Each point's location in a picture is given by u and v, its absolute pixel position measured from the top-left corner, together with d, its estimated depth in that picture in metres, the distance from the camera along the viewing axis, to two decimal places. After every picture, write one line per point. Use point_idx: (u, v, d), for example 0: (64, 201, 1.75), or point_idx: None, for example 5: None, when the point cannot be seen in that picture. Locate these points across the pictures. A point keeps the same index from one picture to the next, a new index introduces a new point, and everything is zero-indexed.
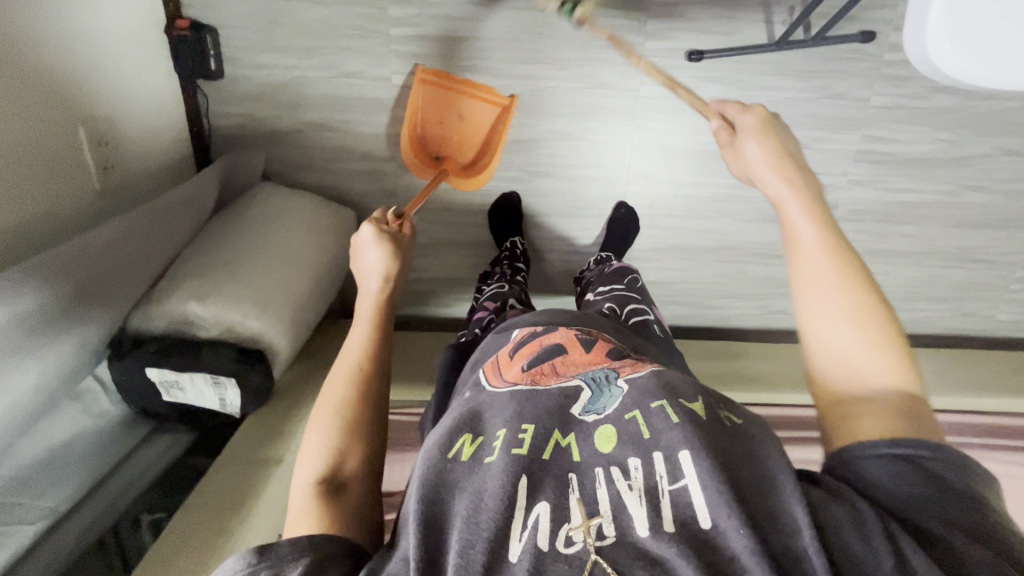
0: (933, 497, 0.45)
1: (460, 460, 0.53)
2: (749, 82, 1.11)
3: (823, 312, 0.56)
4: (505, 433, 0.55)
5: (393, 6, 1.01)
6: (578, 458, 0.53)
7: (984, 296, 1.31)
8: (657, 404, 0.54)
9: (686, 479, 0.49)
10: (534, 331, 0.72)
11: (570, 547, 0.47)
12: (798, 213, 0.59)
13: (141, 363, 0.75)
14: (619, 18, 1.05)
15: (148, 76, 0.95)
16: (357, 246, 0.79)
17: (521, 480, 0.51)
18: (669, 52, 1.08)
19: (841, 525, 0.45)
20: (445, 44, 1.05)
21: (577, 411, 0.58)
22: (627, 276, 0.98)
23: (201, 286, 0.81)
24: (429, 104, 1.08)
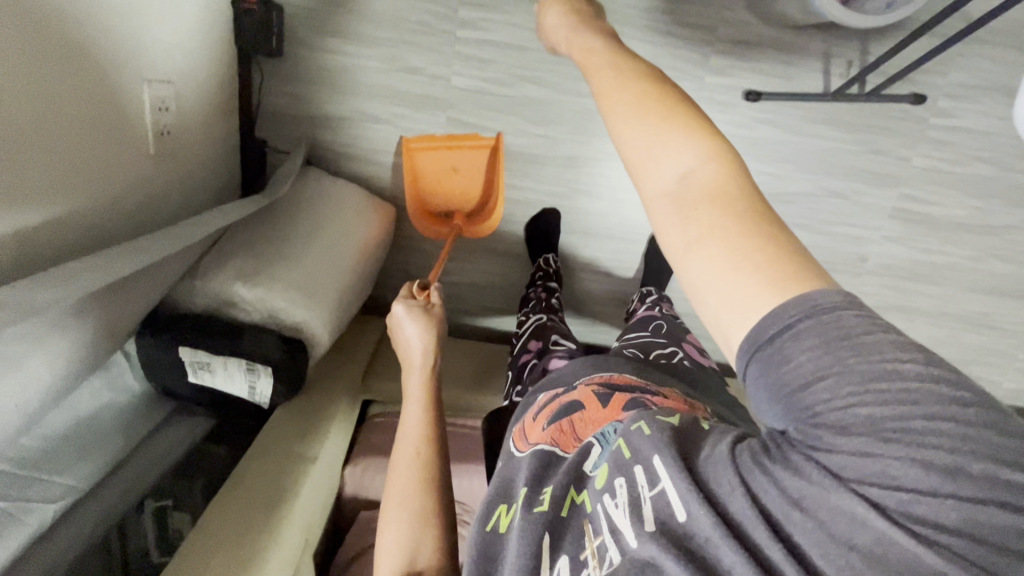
0: (804, 402, 0.32)
1: (495, 532, 0.55)
2: (800, 128, 1.13)
3: (655, 159, 0.38)
4: (525, 491, 0.55)
5: (464, 7, 1.00)
6: (591, 505, 0.52)
7: (993, 363, 1.34)
8: (633, 424, 0.50)
9: (662, 483, 0.44)
10: (554, 395, 0.73)
11: None
12: (599, 63, 0.44)
13: (177, 341, 0.72)
14: (685, 49, 1.05)
15: (214, 41, 0.89)
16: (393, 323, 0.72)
17: (545, 536, 0.51)
18: (727, 90, 1.09)
19: (763, 481, 0.37)
20: (509, 51, 1.04)
21: (586, 468, 0.56)
22: (653, 324, 1.02)
23: (248, 267, 0.78)
24: (422, 163, 1.08)
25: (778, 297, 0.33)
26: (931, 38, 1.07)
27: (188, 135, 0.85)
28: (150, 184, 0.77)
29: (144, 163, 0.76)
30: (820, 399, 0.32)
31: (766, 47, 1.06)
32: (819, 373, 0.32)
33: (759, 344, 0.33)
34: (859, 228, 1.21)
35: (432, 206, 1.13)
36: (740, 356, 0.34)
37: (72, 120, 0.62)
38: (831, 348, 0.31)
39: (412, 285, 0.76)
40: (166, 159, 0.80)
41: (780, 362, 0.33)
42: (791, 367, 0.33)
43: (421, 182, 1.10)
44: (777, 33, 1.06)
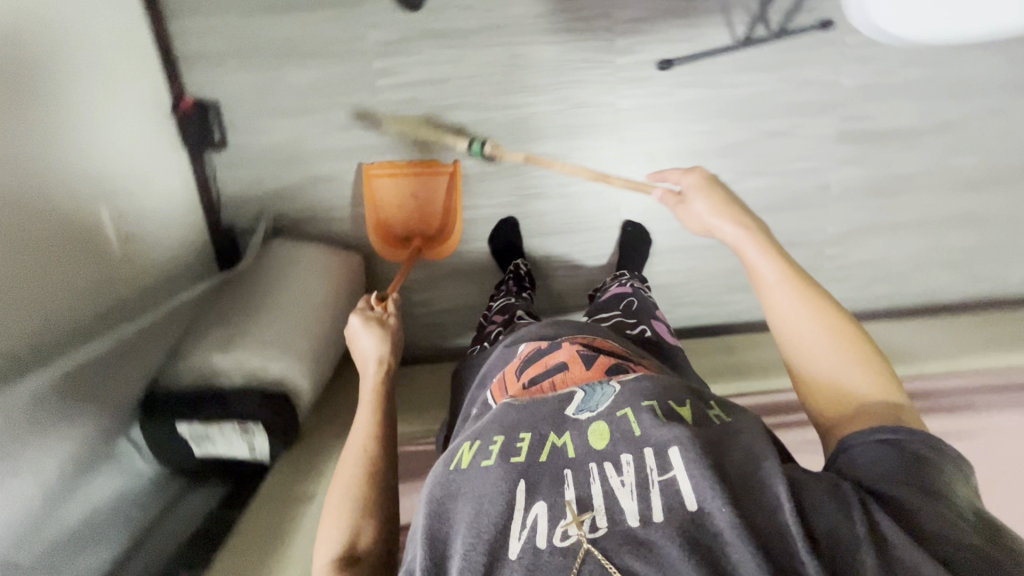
0: (899, 471, 0.49)
1: (462, 471, 0.57)
2: (722, 81, 1.16)
3: (800, 330, 0.61)
4: (501, 440, 0.58)
5: (376, 58, 1.08)
6: (574, 454, 0.56)
7: (993, 257, 1.31)
8: (645, 406, 0.58)
9: (674, 471, 0.51)
10: (540, 347, 0.77)
11: (564, 539, 0.49)
12: (757, 257, 0.66)
13: (173, 419, 0.78)
14: (592, 37, 1.10)
15: (162, 149, 0.99)
16: (351, 335, 0.78)
17: (519, 482, 0.53)
18: (641, 66, 1.13)
19: (826, 507, 0.47)
20: (428, 86, 1.10)
21: (570, 411, 0.60)
22: (624, 301, 1.03)
23: (224, 338, 0.85)
24: (383, 190, 1.16)
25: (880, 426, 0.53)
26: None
27: (153, 235, 0.94)
28: (129, 284, 0.86)
29: (116, 267, 0.84)
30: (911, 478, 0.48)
31: (667, 16, 1.10)
32: (915, 464, 0.49)
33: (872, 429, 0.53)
34: (812, 159, 1.22)
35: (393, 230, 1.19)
36: (851, 442, 0.52)
37: (40, 242, 0.71)
38: (933, 457, 0.50)
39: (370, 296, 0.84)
40: (136, 259, 0.88)
41: (895, 447, 0.50)
42: (900, 451, 0.50)
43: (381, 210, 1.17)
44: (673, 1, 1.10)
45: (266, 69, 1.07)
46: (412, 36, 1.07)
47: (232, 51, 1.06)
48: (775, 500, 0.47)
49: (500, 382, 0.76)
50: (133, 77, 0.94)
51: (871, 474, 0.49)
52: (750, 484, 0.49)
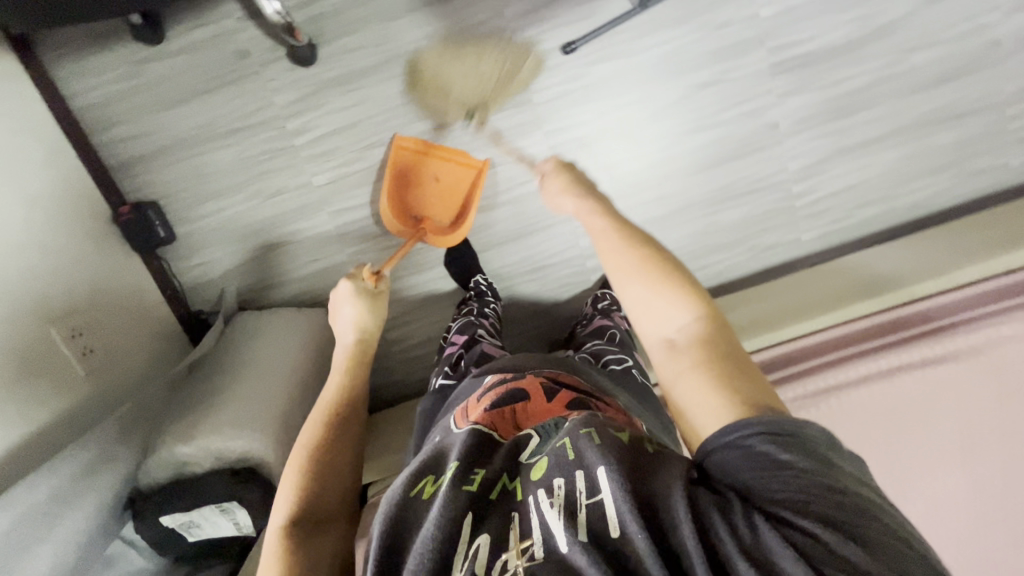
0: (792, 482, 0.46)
1: (420, 498, 0.57)
2: (635, 47, 1.11)
3: (652, 313, 0.65)
4: (458, 464, 0.58)
5: (289, 120, 1.10)
6: (521, 495, 0.56)
7: (985, 149, 1.20)
8: (583, 431, 0.57)
9: (602, 494, 0.51)
10: (504, 379, 0.78)
11: (503, 575, 0.48)
12: (613, 251, 0.72)
13: (154, 514, 0.81)
14: (490, 44, 1.08)
15: (111, 260, 1.03)
16: (335, 300, 0.97)
17: (468, 512, 0.53)
18: (546, 56, 1.10)
19: (715, 523, 0.45)
20: (346, 133, 1.12)
21: (522, 457, 0.61)
22: (607, 333, 1.05)
23: (184, 428, 0.86)
24: (400, 169, 1.14)
25: (722, 405, 0.54)
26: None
27: (114, 344, 0.98)
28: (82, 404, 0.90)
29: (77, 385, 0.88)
30: (794, 490, 0.45)
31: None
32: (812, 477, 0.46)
33: (771, 433, 0.49)
34: (753, 100, 1.15)
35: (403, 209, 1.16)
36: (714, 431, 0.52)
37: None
38: (830, 463, 0.47)
39: (366, 271, 1.02)
40: (96, 373, 0.92)
41: (763, 457, 0.48)
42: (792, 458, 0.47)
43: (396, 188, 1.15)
44: None
45: (189, 158, 1.10)
46: (317, 92, 1.09)
47: (155, 150, 1.09)
48: (676, 520, 0.46)
49: (464, 408, 0.74)
50: (70, 202, 0.99)
51: (749, 483, 0.48)
52: (661, 499, 0.48)
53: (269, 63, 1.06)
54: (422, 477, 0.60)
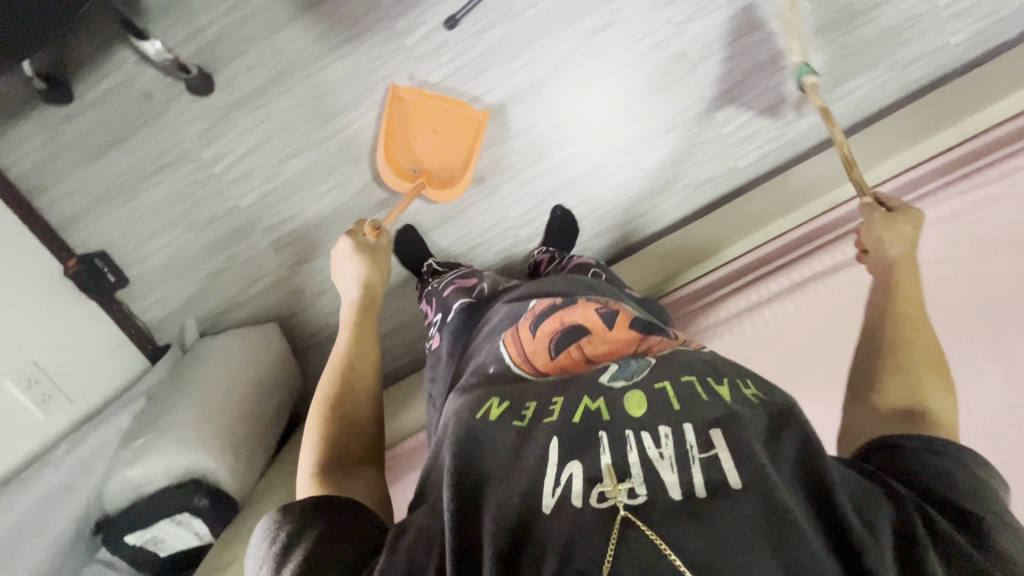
0: (948, 481, 0.54)
1: (487, 419, 0.58)
2: (519, 7, 1.10)
3: (911, 360, 0.66)
4: (536, 402, 0.61)
5: (205, 150, 1.15)
6: (609, 418, 0.58)
7: (918, 34, 1.11)
8: (686, 380, 0.61)
9: (717, 449, 0.53)
10: (556, 305, 0.75)
11: (601, 502, 0.51)
12: (912, 295, 0.71)
13: (118, 536, 0.89)
14: (375, 35, 1.09)
15: (65, 309, 1.10)
16: (339, 257, 0.99)
17: (553, 441, 0.56)
18: (432, 35, 1.10)
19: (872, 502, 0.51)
20: (260, 151, 1.16)
21: (605, 379, 0.62)
22: (590, 271, 0.99)
23: (133, 451, 0.92)
24: (408, 122, 1.14)
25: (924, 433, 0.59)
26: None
27: (72, 386, 1.05)
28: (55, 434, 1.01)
29: (24, 430, 0.96)
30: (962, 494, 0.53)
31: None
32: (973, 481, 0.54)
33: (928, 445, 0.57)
34: (654, 34, 1.12)
35: (401, 164, 1.16)
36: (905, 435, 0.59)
37: None
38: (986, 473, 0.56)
39: (366, 225, 1.02)
40: (48, 416, 1.00)
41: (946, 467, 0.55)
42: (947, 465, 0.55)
43: (392, 143, 1.15)
44: None
45: (125, 204, 1.18)
46: (225, 117, 1.13)
47: (93, 202, 1.17)
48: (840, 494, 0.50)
49: (517, 341, 0.71)
50: (23, 260, 1.07)
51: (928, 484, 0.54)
52: (819, 466, 0.52)
53: (174, 98, 1.12)
54: (488, 399, 0.61)
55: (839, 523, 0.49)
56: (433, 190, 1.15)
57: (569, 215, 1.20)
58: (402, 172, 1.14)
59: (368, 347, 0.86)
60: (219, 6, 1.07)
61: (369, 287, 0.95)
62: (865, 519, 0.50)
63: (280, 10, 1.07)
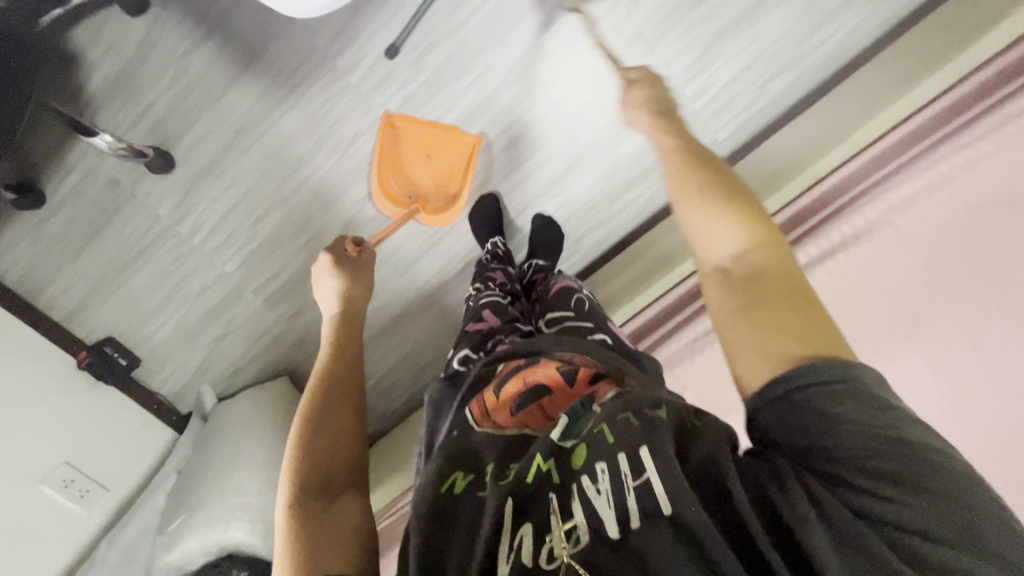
0: (833, 431, 0.43)
1: (451, 495, 0.56)
2: (457, 20, 1.04)
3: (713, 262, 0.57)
4: (493, 465, 0.58)
5: (180, 224, 1.16)
6: (559, 479, 0.55)
7: None
8: (622, 415, 0.56)
9: (647, 471, 0.50)
10: (518, 362, 0.71)
11: (551, 563, 0.48)
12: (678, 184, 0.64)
13: None
14: (319, 79, 1.06)
15: (89, 404, 1.15)
16: (319, 273, 0.94)
17: (507, 503, 0.53)
18: (375, 67, 1.06)
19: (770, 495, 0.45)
20: (232, 215, 1.16)
21: (555, 436, 0.57)
22: (573, 299, 0.93)
23: (170, 534, 1.00)
24: (404, 147, 1.12)
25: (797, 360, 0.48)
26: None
27: (108, 475, 1.13)
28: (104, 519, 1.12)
29: (72, 525, 1.07)
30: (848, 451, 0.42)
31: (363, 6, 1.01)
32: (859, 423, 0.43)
33: (792, 392, 0.46)
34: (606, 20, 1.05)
35: (395, 190, 1.13)
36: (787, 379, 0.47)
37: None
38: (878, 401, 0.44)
39: (347, 241, 0.97)
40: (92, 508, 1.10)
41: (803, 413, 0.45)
42: (822, 413, 0.44)
43: (385, 171, 1.12)
44: None
45: (118, 289, 1.20)
46: (192, 189, 1.13)
47: (88, 293, 1.20)
48: (734, 490, 0.46)
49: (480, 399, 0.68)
50: (38, 365, 1.10)
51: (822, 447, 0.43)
52: (720, 465, 0.48)
53: (140, 180, 1.12)
54: (452, 472, 0.58)
55: (738, 523, 0.45)
56: (430, 217, 1.13)
57: (550, 223, 1.17)
58: (398, 200, 1.12)
59: (349, 369, 0.83)
60: (160, 81, 1.05)
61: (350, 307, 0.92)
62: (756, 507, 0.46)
63: (220, 73, 1.05)
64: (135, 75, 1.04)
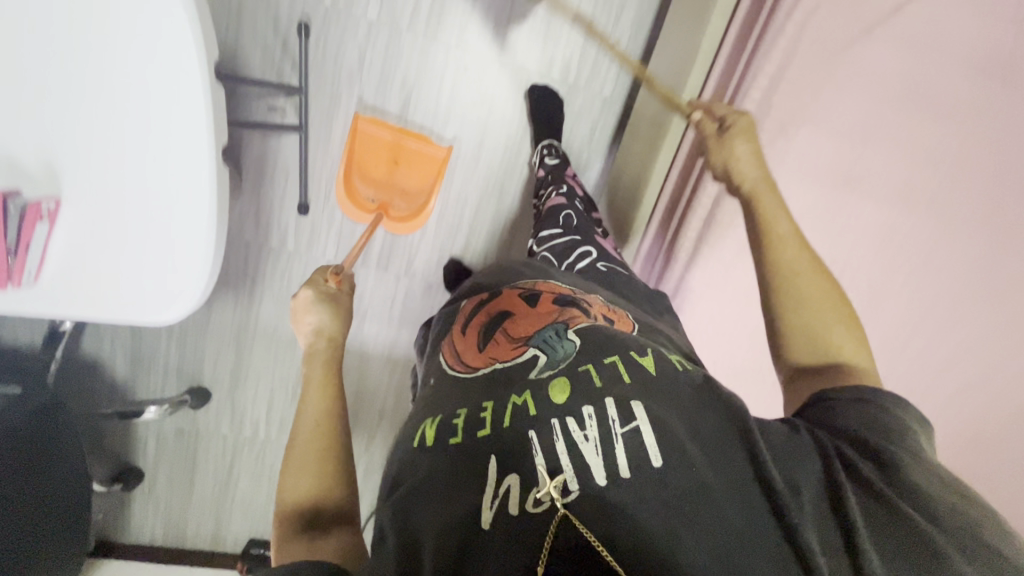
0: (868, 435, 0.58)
1: (427, 444, 0.61)
2: (335, 150, 1.12)
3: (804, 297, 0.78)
4: (467, 411, 0.63)
5: (245, 430, 1.32)
6: (536, 413, 0.59)
7: None
8: (609, 360, 0.64)
9: (638, 420, 0.56)
10: (484, 302, 0.83)
11: (539, 506, 0.51)
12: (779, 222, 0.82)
13: None
14: (268, 261, 1.18)
15: None
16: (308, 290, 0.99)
17: (491, 459, 0.56)
18: (301, 227, 1.17)
19: (798, 466, 0.55)
20: (275, 401, 1.31)
21: (533, 372, 0.65)
22: (562, 216, 1.04)
23: None
24: (363, 157, 1.13)
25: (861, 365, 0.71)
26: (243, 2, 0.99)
27: None
28: None
29: None
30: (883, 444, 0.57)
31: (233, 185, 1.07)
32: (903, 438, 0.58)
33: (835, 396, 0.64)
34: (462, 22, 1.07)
35: (363, 192, 1.13)
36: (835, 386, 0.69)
37: None
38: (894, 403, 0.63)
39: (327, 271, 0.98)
40: None
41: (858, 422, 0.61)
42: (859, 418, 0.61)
43: (356, 176, 1.13)
44: (250, 177, 1.11)
45: (235, 501, 1.39)
46: (235, 399, 1.29)
47: (218, 517, 1.40)
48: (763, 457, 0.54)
49: (455, 343, 0.78)
50: None
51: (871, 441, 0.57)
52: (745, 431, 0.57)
53: (195, 417, 1.29)
54: (422, 425, 0.65)
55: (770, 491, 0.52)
56: (393, 220, 1.14)
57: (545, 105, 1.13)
58: (366, 206, 1.12)
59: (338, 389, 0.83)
60: (161, 340, 1.21)
61: (326, 335, 0.89)
62: (790, 485, 0.53)
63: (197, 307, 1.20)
64: (141, 348, 1.21)
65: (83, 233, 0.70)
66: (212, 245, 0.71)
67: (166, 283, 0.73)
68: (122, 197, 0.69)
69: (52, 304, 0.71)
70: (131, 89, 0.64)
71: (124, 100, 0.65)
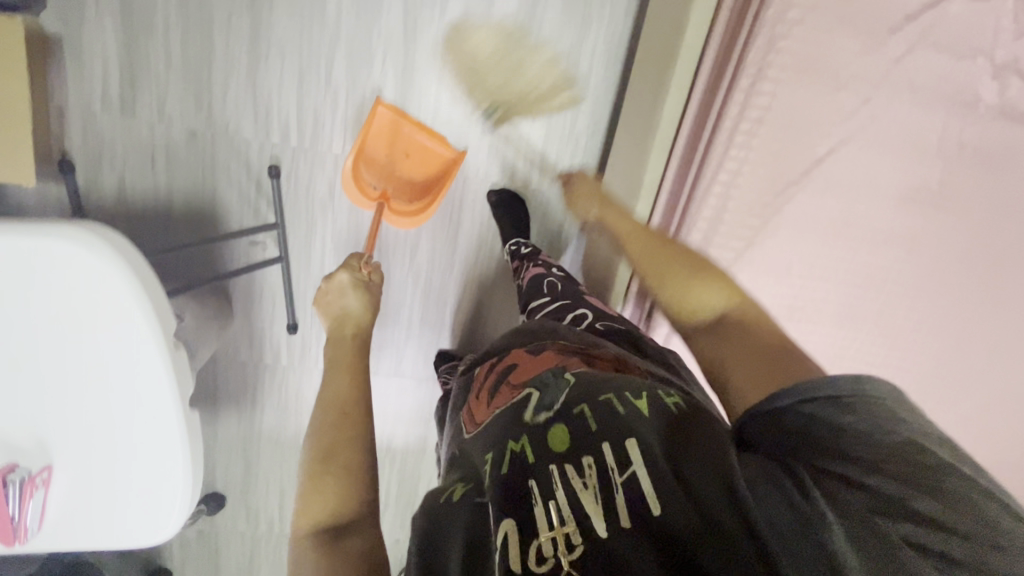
0: (865, 446, 0.52)
1: (451, 501, 0.56)
2: (316, 272, 1.17)
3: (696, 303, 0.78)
4: (490, 460, 0.58)
5: (260, 526, 1.40)
6: (533, 459, 0.56)
7: None
8: (603, 401, 0.61)
9: (634, 466, 0.54)
10: (490, 362, 0.81)
11: (541, 563, 0.47)
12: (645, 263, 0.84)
13: None
14: (265, 376, 1.25)
15: None
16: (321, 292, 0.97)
17: (495, 508, 0.52)
18: (293, 343, 1.23)
19: (779, 502, 0.50)
20: (286, 497, 1.38)
21: (528, 415, 0.61)
22: (545, 284, 0.99)
23: None
24: (373, 143, 1.09)
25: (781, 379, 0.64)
26: (216, 152, 1.06)
27: None
28: None
29: None
30: (872, 455, 0.51)
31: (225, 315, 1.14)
32: (904, 441, 0.51)
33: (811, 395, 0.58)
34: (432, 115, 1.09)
35: (366, 178, 1.09)
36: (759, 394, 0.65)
37: None
38: (893, 401, 0.55)
39: (359, 259, 0.97)
40: None
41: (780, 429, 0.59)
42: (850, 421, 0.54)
43: (360, 164, 1.08)
44: (241, 304, 1.18)
45: None
46: (248, 499, 1.36)
47: None
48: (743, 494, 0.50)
49: (469, 404, 0.75)
50: None
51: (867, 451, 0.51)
52: (726, 468, 0.52)
53: (214, 518, 1.37)
54: (452, 486, 0.59)
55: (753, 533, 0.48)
56: (396, 213, 1.09)
57: (509, 198, 1.14)
58: (367, 193, 1.08)
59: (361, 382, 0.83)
60: None
61: (353, 322, 0.93)
62: (772, 519, 0.48)
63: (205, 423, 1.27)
64: None
65: (62, 490, 0.66)
66: (186, 483, 0.68)
67: (148, 512, 0.68)
68: (90, 454, 0.64)
69: (50, 547, 0.70)
70: (82, 360, 0.60)
71: (71, 363, 0.60)
